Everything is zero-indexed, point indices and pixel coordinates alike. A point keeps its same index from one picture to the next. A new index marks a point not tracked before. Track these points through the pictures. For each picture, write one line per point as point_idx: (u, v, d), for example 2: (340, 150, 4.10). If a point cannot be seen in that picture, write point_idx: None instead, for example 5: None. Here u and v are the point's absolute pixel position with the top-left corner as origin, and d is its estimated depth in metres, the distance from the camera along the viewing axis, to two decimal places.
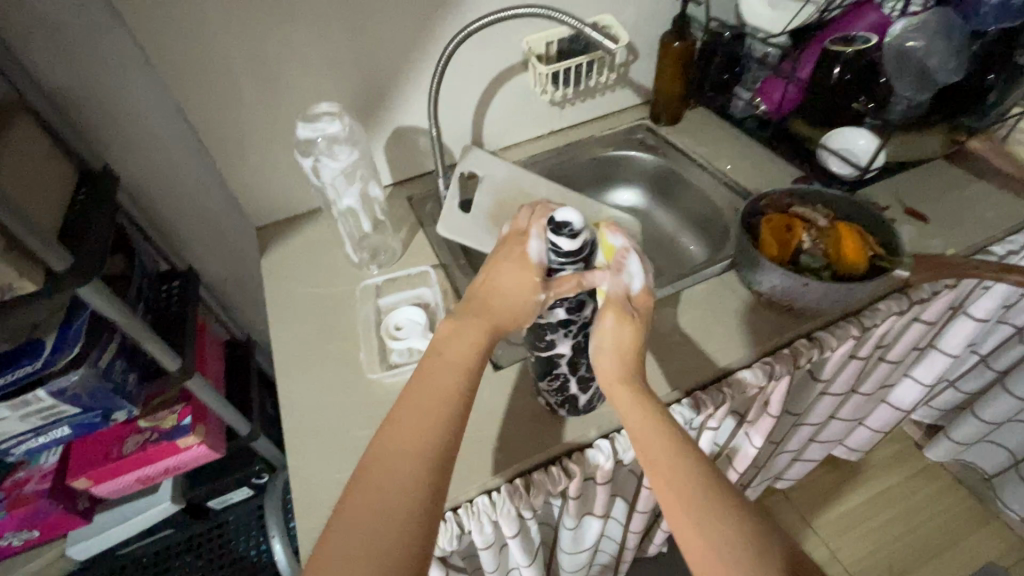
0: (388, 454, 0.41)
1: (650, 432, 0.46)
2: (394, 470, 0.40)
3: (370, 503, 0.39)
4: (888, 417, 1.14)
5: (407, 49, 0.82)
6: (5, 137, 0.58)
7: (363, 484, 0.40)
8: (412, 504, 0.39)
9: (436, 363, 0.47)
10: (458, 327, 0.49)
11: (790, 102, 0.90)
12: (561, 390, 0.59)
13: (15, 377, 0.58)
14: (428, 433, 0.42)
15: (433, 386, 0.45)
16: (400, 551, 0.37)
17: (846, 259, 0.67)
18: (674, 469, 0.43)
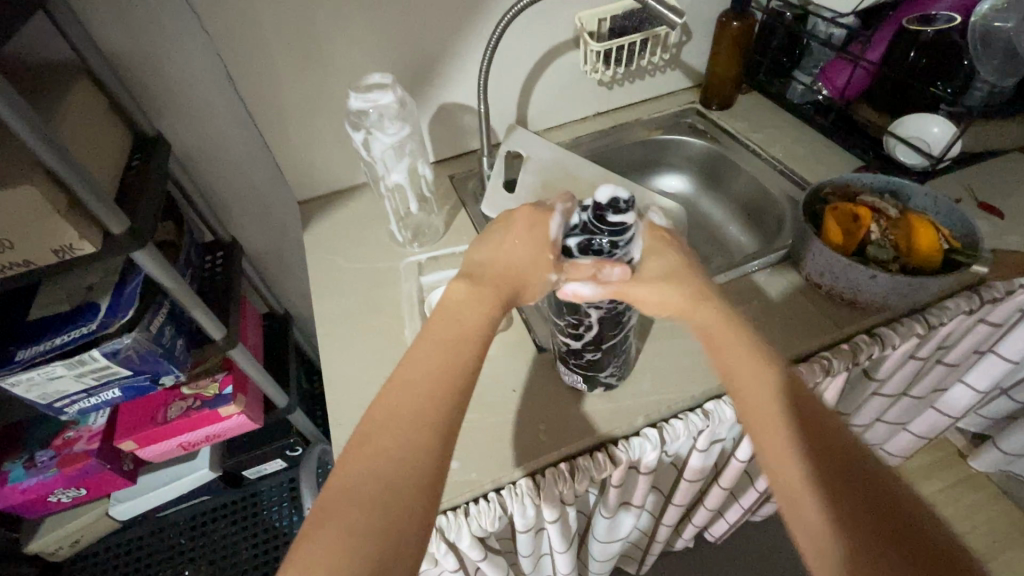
0: (397, 410, 0.40)
1: (742, 353, 0.47)
2: (403, 427, 0.38)
3: (376, 458, 0.37)
4: (936, 423, 1.09)
5: (458, 22, 0.80)
6: (66, 99, 0.58)
7: (369, 440, 0.38)
8: (421, 463, 0.37)
9: (449, 325, 0.45)
10: (472, 292, 0.48)
11: (856, 86, 0.86)
12: (622, 362, 0.60)
13: (71, 338, 0.59)
14: (441, 395, 0.40)
15: (446, 349, 0.43)
16: (405, 508, 0.35)
17: (920, 252, 0.64)
18: (761, 390, 0.45)
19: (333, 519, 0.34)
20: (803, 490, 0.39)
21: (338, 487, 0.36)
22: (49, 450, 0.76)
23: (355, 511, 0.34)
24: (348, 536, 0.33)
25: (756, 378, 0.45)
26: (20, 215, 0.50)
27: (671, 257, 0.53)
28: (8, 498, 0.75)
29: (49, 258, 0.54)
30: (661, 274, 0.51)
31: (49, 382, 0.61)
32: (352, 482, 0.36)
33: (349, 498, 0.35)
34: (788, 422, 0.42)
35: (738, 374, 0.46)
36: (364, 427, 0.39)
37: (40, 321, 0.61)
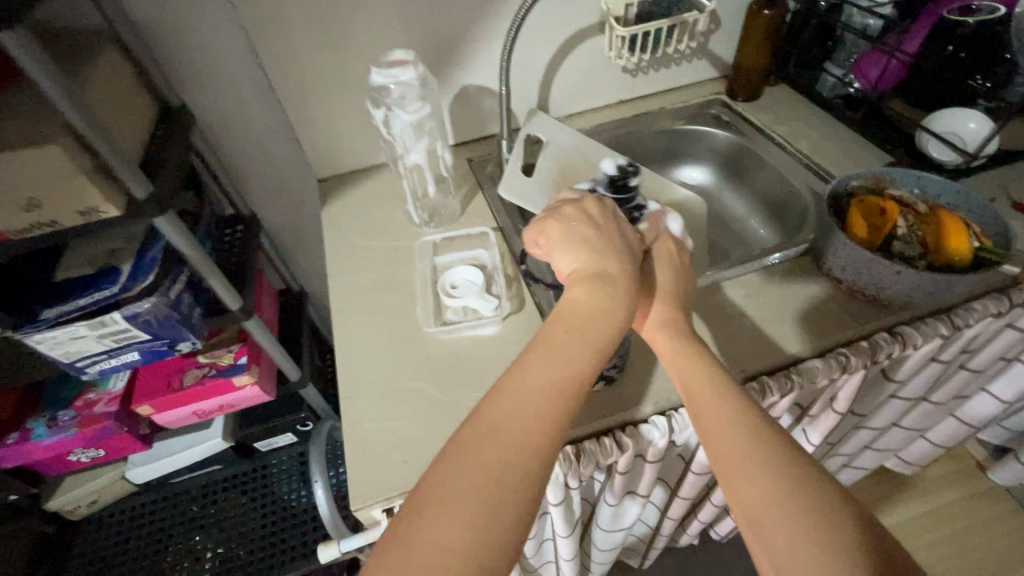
0: (505, 425, 0.38)
1: (702, 381, 0.44)
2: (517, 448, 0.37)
3: (481, 478, 0.35)
4: (955, 432, 1.06)
5: (483, 2, 0.80)
6: (95, 65, 0.59)
7: (477, 456, 0.36)
8: (531, 490, 0.36)
9: (554, 335, 0.43)
10: (592, 297, 0.45)
11: (890, 79, 0.84)
12: (623, 352, 0.59)
13: (94, 299, 0.60)
14: (549, 416, 0.39)
15: (561, 368, 0.41)
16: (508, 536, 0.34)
17: (949, 249, 0.62)
18: (727, 421, 0.41)
19: (440, 541, 0.33)
20: (772, 527, 0.37)
21: (441, 505, 0.34)
22: (70, 411, 0.78)
23: (459, 533, 0.33)
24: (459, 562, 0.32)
25: (720, 407, 0.42)
26: (47, 174, 0.51)
27: (671, 269, 0.52)
28: (30, 454, 0.77)
29: (75, 220, 0.56)
30: (659, 286, 0.51)
31: (72, 341, 0.63)
32: (457, 502, 0.34)
33: (452, 518, 0.33)
34: (757, 454, 0.39)
35: (700, 405, 0.43)
36: (466, 442, 0.37)
37: (64, 282, 0.62)
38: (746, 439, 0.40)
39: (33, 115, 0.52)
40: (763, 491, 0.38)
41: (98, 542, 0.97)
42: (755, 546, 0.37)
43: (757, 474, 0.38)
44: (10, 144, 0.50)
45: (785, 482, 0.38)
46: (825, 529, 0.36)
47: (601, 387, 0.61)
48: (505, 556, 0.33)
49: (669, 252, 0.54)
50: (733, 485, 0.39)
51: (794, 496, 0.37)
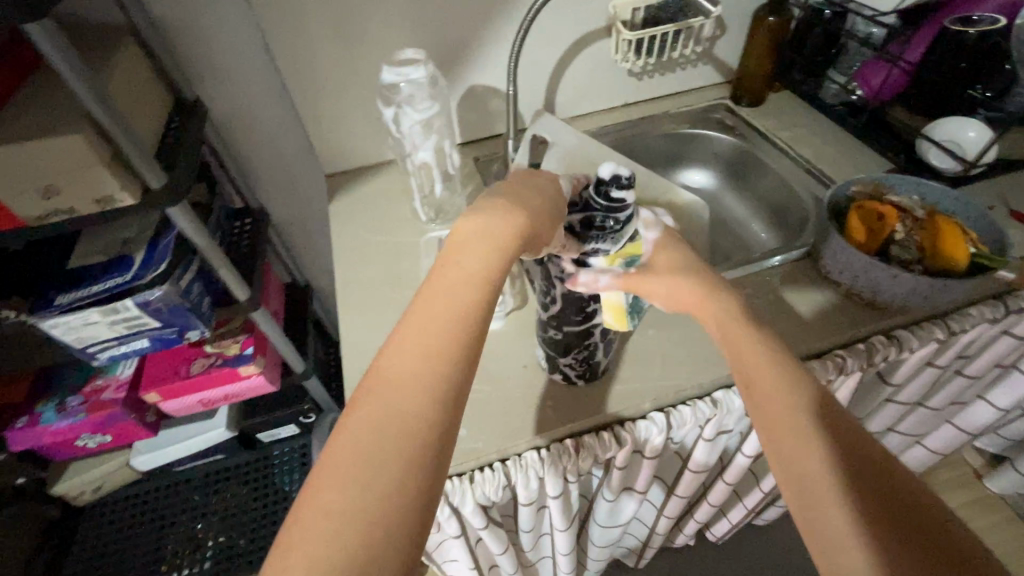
0: (393, 376, 0.34)
1: (759, 350, 0.43)
2: (403, 395, 0.33)
3: (374, 433, 0.32)
4: (951, 439, 1.07)
5: (493, 4, 0.81)
6: (114, 58, 0.61)
7: (361, 411, 0.33)
8: (419, 439, 0.32)
9: (449, 275, 0.39)
10: (483, 227, 0.41)
11: (891, 87, 0.85)
12: (583, 360, 0.59)
13: (108, 286, 0.62)
14: (441, 357, 0.35)
15: (452, 298, 0.38)
16: (400, 491, 0.30)
17: (945, 253, 0.62)
18: (785, 394, 0.39)
19: (321, 505, 0.29)
20: (831, 508, 0.33)
21: (326, 467, 0.31)
22: (79, 396, 0.79)
23: (341, 494, 0.30)
24: (334, 524, 0.28)
25: (776, 378, 0.41)
26: (67, 163, 0.52)
27: (685, 258, 0.52)
28: (39, 438, 0.78)
29: (93, 208, 0.57)
30: (668, 265, 0.51)
31: (85, 327, 0.64)
32: (339, 461, 0.31)
33: (336, 476, 0.30)
34: (816, 430, 0.37)
35: (754, 373, 0.42)
36: (357, 400, 0.34)
37: (79, 269, 0.64)
38: (793, 394, 0.39)
39: (56, 106, 0.53)
40: (819, 470, 0.35)
41: (102, 527, 0.99)
42: (806, 514, 0.34)
43: (819, 449, 0.36)
44: (33, 133, 0.51)
45: (855, 461, 0.35)
46: (895, 513, 0.32)
47: (560, 381, 0.63)
48: (394, 515, 0.29)
49: (660, 242, 0.53)
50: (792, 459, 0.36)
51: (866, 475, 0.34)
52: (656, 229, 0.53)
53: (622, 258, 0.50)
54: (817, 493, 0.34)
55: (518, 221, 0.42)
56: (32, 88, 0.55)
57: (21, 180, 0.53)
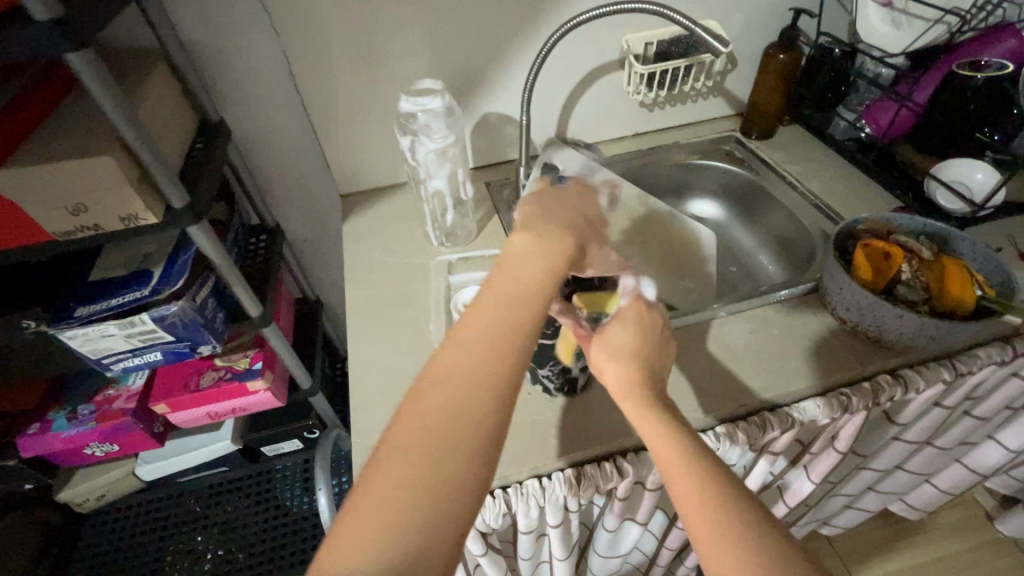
0: (455, 372, 0.37)
1: (676, 441, 0.42)
2: (466, 389, 0.36)
3: (421, 452, 0.34)
4: (961, 478, 1.05)
5: (510, 37, 0.84)
6: (146, 82, 0.63)
7: (427, 401, 0.36)
8: (469, 451, 0.34)
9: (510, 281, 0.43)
10: (535, 245, 0.46)
11: (900, 126, 0.86)
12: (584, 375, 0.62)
13: (126, 300, 0.63)
14: (501, 358, 0.38)
15: (502, 314, 0.40)
16: (460, 475, 0.33)
17: (952, 294, 0.63)
18: (693, 478, 0.40)
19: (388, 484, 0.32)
20: None
21: (392, 450, 0.34)
22: (90, 405, 0.81)
23: (407, 471, 0.33)
24: (405, 498, 0.32)
25: (685, 464, 0.40)
26: (96, 183, 0.55)
27: (637, 329, 0.50)
28: (49, 446, 0.80)
29: (116, 225, 0.59)
30: (622, 344, 0.49)
31: (101, 339, 0.66)
32: (403, 445, 0.34)
33: (403, 464, 0.33)
34: (719, 512, 0.38)
35: (666, 458, 0.42)
36: (420, 388, 0.37)
37: (99, 282, 0.66)
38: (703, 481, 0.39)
39: (89, 128, 0.56)
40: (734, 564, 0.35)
41: (104, 535, 0.99)
42: None
43: (725, 534, 0.37)
44: (65, 155, 0.53)
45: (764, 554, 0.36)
46: None
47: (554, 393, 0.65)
48: (445, 524, 0.32)
49: (625, 311, 0.52)
50: (702, 543, 0.37)
51: (766, 561, 0.35)
52: (630, 297, 0.53)
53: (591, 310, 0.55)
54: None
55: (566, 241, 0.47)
56: (69, 111, 0.58)
57: (50, 198, 0.55)
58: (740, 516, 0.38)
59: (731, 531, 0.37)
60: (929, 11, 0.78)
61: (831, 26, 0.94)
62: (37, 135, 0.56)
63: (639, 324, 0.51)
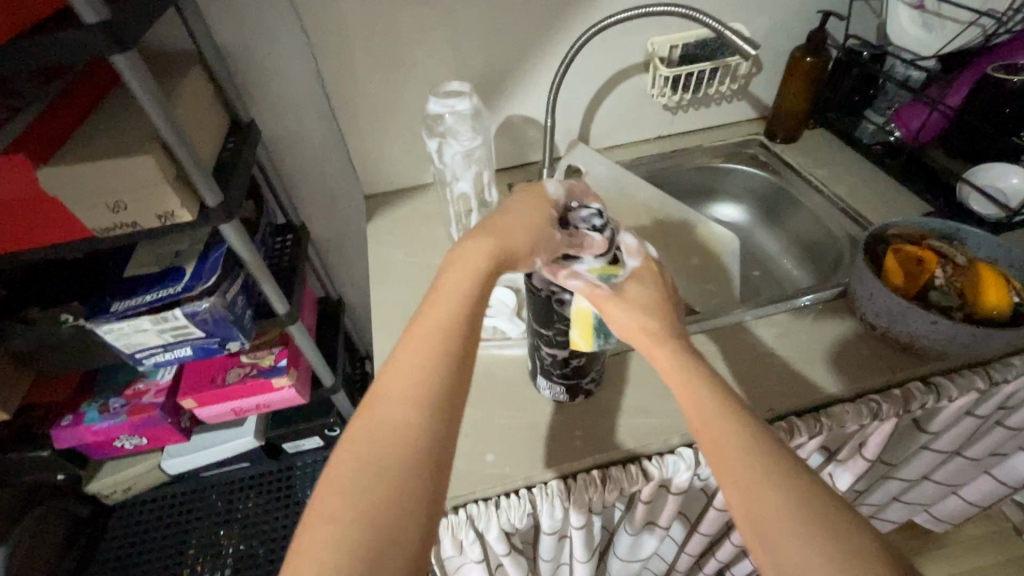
0: (395, 392, 0.39)
1: (705, 400, 0.43)
2: (400, 408, 0.38)
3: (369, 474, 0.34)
4: (990, 491, 1.02)
5: (536, 40, 0.84)
6: (181, 84, 0.65)
7: (366, 427, 0.37)
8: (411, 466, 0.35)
9: (437, 295, 0.44)
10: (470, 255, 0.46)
11: (931, 129, 0.85)
12: (601, 367, 0.62)
13: (159, 296, 0.65)
14: (431, 370, 0.39)
15: (441, 330, 0.42)
16: (399, 490, 0.34)
17: (986, 302, 0.62)
18: (727, 432, 0.41)
19: (326, 516, 0.33)
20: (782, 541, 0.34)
21: (339, 471, 0.35)
22: (121, 399, 0.83)
23: (345, 497, 0.33)
24: (346, 521, 0.32)
25: (719, 419, 0.42)
26: (135, 181, 0.56)
27: (654, 287, 0.52)
28: (80, 437, 0.81)
29: (153, 222, 0.60)
30: (645, 303, 0.50)
31: (135, 333, 0.67)
32: (353, 469, 0.35)
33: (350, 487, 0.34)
34: (751, 462, 0.38)
35: (701, 415, 0.43)
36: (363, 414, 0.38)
37: (134, 278, 0.68)
38: (731, 429, 0.41)
39: (130, 128, 0.57)
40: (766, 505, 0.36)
41: (129, 527, 1.01)
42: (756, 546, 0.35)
43: (757, 478, 0.37)
44: (107, 153, 0.55)
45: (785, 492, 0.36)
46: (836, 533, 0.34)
47: (580, 399, 0.65)
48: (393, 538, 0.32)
49: (639, 270, 0.53)
50: (736, 493, 0.38)
51: (802, 505, 0.36)
52: (637, 256, 0.54)
53: (600, 274, 0.50)
54: (761, 529, 0.36)
55: (493, 244, 0.46)
56: (109, 112, 0.60)
57: (91, 196, 0.56)
58: (773, 463, 0.38)
59: (764, 481, 0.37)
60: (961, 13, 0.77)
61: (860, 29, 0.93)
62: (79, 135, 0.57)
63: (654, 283, 0.53)
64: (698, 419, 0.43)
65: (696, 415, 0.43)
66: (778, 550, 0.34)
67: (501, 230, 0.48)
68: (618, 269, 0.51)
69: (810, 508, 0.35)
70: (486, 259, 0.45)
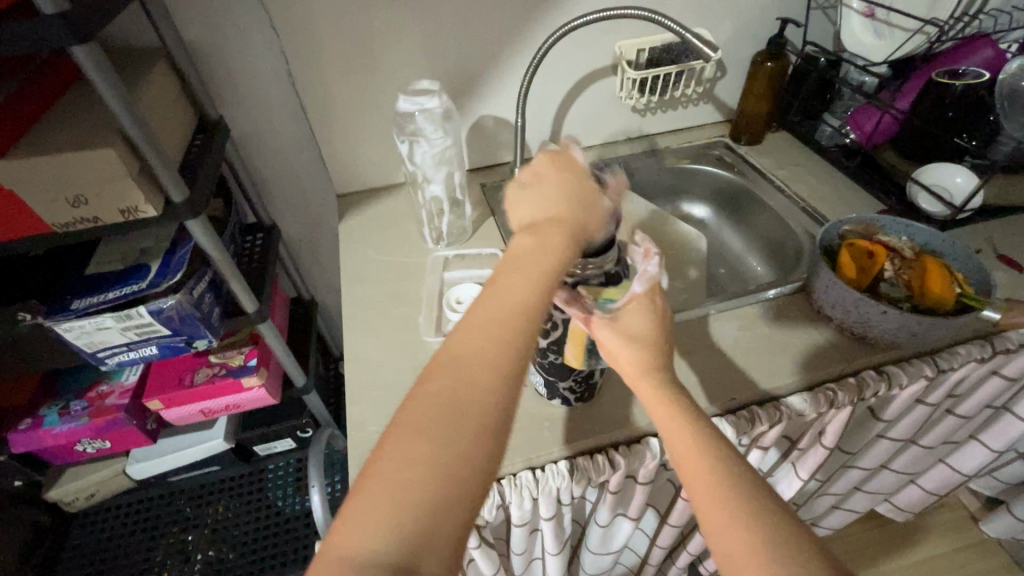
0: (467, 351, 0.37)
1: (688, 428, 0.44)
2: (471, 371, 0.36)
3: (436, 429, 0.33)
4: (945, 479, 1.07)
5: (506, 40, 0.86)
6: (145, 79, 0.64)
7: (436, 385, 0.35)
8: (489, 418, 0.34)
9: (514, 262, 0.42)
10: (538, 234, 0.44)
11: (882, 133, 0.90)
12: (583, 380, 0.61)
13: (123, 293, 0.64)
14: (512, 342, 0.37)
15: (511, 288, 0.40)
16: (471, 459, 0.33)
17: (931, 292, 0.65)
18: (707, 475, 0.40)
19: (392, 465, 0.32)
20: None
21: (402, 427, 0.33)
22: (83, 401, 0.81)
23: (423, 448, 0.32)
24: (410, 477, 0.31)
25: (699, 454, 0.42)
26: (97, 175, 0.55)
27: (653, 319, 0.50)
28: (40, 441, 0.79)
29: (116, 218, 0.59)
30: (636, 333, 0.49)
31: (98, 331, 0.66)
32: (416, 426, 0.33)
33: (413, 445, 0.32)
34: (737, 508, 0.38)
35: (686, 456, 0.42)
36: (430, 372, 0.36)
37: (98, 277, 0.66)
38: (714, 464, 0.41)
39: (90, 122, 0.56)
40: (750, 543, 0.36)
41: (92, 535, 0.98)
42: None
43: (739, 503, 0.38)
44: (68, 147, 0.54)
45: (782, 532, 0.36)
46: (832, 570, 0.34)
47: (559, 404, 0.64)
48: (459, 497, 0.31)
49: (636, 296, 0.50)
50: (717, 536, 0.38)
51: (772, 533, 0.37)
52: (646, 282, 0.51)
53: (596, 298, 0.51)
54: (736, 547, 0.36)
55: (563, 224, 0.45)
56: (68, 107, 0.59)
57: (51, 190, 0.56)
58: (758, 506, 0.38)
59: (741, 517, 0.37)
60: (908, 22, 0.83)
61: (817, 36, 0.97)
62: (34, 130, 0.56)
63: (653, 311, 0.50)
64: (678, 453, 0.43)
65: (677, 448, 0.43)
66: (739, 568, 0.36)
67: (561, 211, 0.47)
68: (620, 294, 0.51)
69: (793, 550, 0.35)
70: (561, 236, 0.44)
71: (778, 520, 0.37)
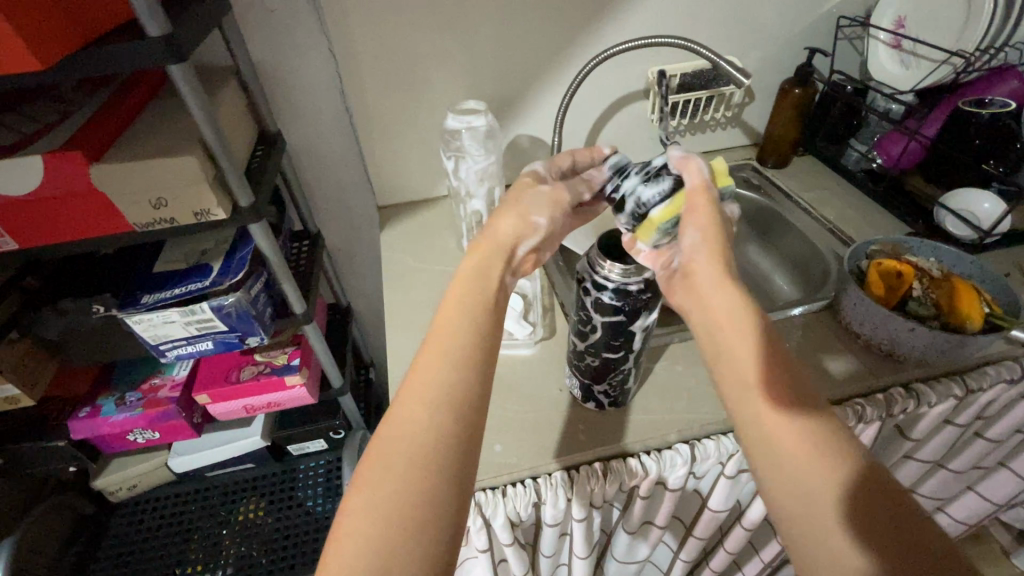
0: (419, 392, 0.40)
1: (744, 340, 0.44)
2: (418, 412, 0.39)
3: (392, 473, 0.37)
4: (975, 508, 1.05)
5: (546, 65, 0.91)
6: (219, 94, 0.70)
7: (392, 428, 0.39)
8: (440, 450, 0.38)
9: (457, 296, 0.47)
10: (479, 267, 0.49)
11: (909, 157, 0.92)
12: (617, 386, 0.63)
13: (188, 289, 0.69)
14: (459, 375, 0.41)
15: (453, 324, 0.44)
16: (429, 494, 0.36)
17: (960, 311, 0.67)
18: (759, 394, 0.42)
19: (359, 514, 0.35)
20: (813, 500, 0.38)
21: (365, 475, 0.37)
22: (137, 392, 0.86)
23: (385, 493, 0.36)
24: (373, 520, 0.35)
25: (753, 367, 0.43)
26: (178, 179, 0.61)
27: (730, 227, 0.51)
28: (96, 429, 0.84)
29: (190, 219, 0.65)
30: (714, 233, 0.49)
31: (162, 324, 0.71)
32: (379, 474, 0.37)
33: (376, 493, 0.36)
34: (787, 425, 0.41)
35: (740, 371, 0.44)
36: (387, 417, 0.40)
37: (165, 274, 0.72)
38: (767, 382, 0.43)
39: (174, 133, 0.62)
40: (799, 457, 0.39)
41: (131, 525, 1.02)
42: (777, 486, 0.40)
43: (800, 461, 0.39)
44: (154, 153, 0.60)
45: (827, 452, 0.39)
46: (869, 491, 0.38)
47: (591, 407, 0.67)
48: (420, 527, 0.35)
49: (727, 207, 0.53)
50: (769, 445, 0.41)
51: (832, 467, 0.39)
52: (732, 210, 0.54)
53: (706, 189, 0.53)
54: (813, 500, 0.38)
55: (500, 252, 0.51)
56: (152, 118, 0.65)
57: (135, 192, 0.61)
58: (805, 425, 0.40)
59: (791, 431, 0.40)
60: (935, 53, 0.86)
61: (845, 65, 1.01)
62: (123, 138, 0.62)
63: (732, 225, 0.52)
64: (734, 365, 0.44)
65: (734, 360, 0.44)
66: (812, 524, 0.38)
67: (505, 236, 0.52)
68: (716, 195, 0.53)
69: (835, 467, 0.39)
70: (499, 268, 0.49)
71: (820, 436, 0.40)
